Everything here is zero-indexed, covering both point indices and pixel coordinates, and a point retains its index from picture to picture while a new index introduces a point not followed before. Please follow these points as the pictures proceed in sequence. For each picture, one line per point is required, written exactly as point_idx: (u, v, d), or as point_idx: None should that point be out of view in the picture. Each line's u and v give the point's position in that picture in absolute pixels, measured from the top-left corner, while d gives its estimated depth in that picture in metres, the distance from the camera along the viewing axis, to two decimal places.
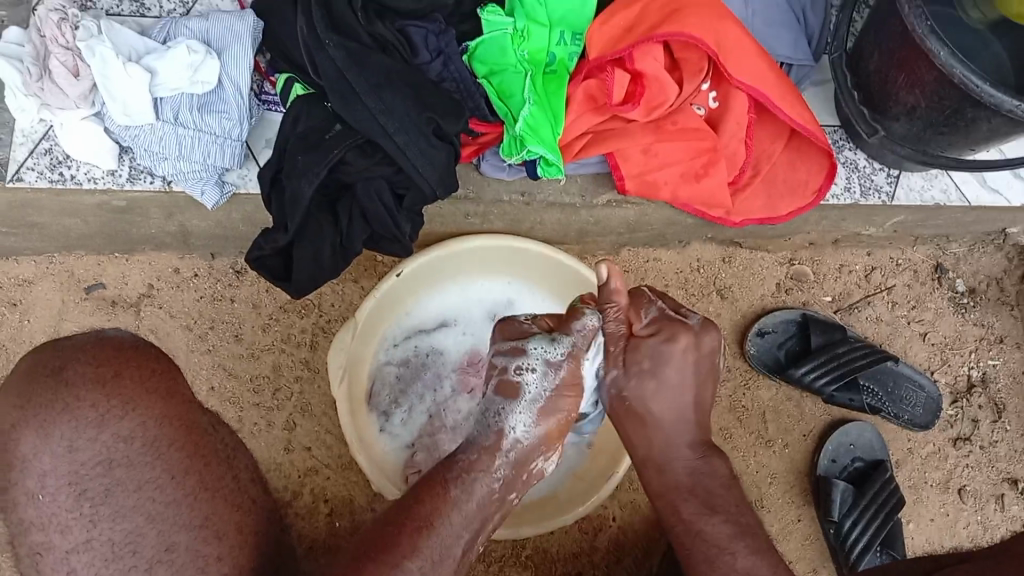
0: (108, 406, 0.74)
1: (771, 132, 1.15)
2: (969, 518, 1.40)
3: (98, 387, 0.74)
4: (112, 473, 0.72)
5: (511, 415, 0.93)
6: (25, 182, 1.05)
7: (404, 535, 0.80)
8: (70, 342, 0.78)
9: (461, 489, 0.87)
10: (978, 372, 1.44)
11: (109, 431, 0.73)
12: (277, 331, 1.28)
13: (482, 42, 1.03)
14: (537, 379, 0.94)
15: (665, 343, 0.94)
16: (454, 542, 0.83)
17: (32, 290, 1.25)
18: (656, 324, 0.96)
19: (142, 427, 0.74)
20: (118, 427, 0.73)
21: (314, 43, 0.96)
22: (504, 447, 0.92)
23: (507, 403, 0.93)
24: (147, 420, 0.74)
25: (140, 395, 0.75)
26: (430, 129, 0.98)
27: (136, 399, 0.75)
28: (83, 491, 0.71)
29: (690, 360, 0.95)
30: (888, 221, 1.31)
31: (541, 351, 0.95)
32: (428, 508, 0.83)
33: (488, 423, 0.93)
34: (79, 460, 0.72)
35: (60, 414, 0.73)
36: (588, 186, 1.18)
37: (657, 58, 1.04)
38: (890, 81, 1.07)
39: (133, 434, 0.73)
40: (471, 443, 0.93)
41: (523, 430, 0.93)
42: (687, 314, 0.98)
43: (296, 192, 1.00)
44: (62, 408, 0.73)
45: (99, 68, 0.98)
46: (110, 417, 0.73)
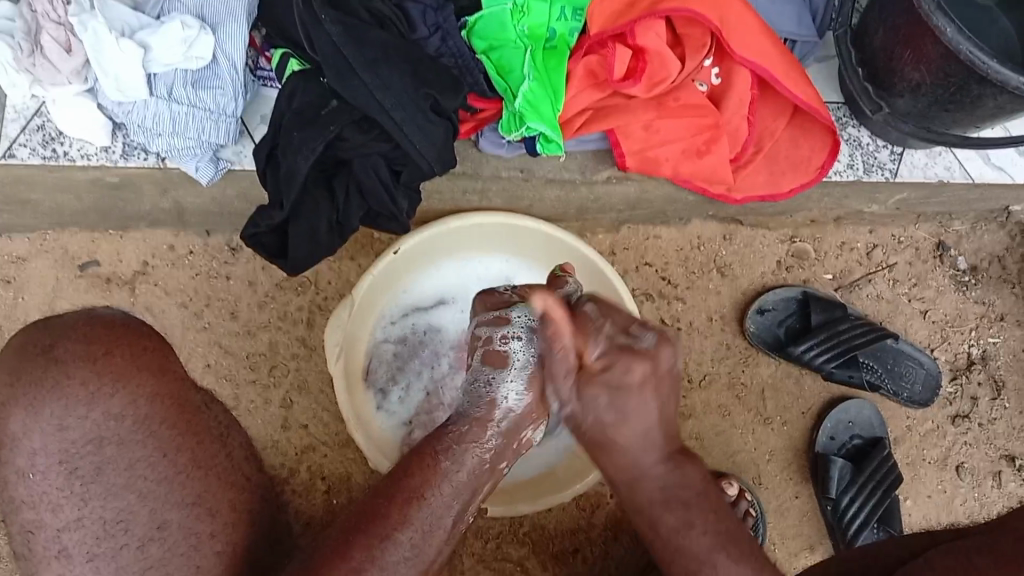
0: (100, 384, 0.73)
1: (773, 110, 1.14)
2: (966, 495, 1.41)
3: (89, 364, 0.73)
4: (104, 450, 0.72)
5: (500, 385, 0.93)
6: (17, 158, 1.04)
7: (395, 508, 0.80)
8: (55, 321, 0.76)
9: (454, 459, 0.87)
10: (978, 350, 1.44)
11: (100, 409, 0.72)
12: (274, 309, 1.27)
13: (480, 17, 1.01)
14: (523, 346, 0.96)
15: (618, 380, 0.89)
16: (445, 513, 0.83)
17: (26, 267, 1.23)
18: (606, 355, 0.90)
19: (132, 405, 0.74)
20: (109, 404, 0.73)
21: (308, 18, 0.94)
22: (497, 417, 0.92)
23: (494, 373, 0.94)
24: (139, 399, 0.74)
25: (130, 375, 0.74)
26: (428, 105, 0.97)
27: (124, 378, 0.74)
28: (74, 469, 0.72)
29: (647, 390, 0.89)
30: (890, 198, 1.30)
31: (524, 316, 0.98)
32: (420, 480, 0.83)
33: (479, 394, 0.93)
34: (70, 438, 0.72)
35: (49, 393, 0.72)
36: (588, 163, 1.16)
37: (658, 33, 1.02)
38: (895, 57, 1.06)
39: (124, 412, 0.73)
40: (462, 415, 0.92)
41: (514, 398, 0.93)
42: (638, 333, 0.92)
43: (292, 168, 0.99)
44: (52, 386, 0.72)
45: (92, 42, 0.96)
46: (100, 395, 0.73)
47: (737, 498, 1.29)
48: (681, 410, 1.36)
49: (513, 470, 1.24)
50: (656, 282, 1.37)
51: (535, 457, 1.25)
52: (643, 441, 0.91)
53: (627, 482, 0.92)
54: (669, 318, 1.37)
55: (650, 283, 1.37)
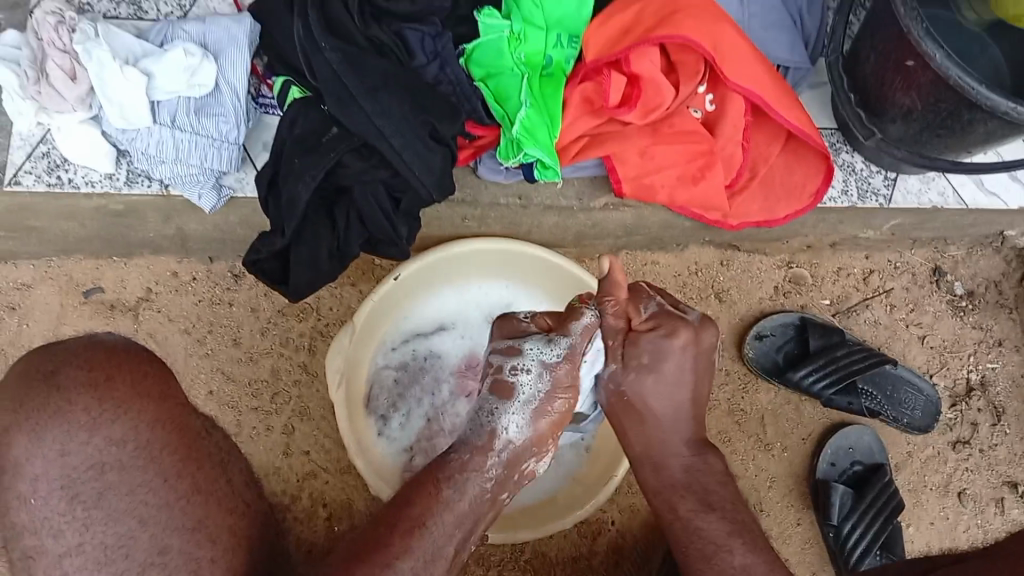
0: (101, 410, 0.73)
1: (767, 135, 1.15)
2: (968, 522, 1.40)
3: (90, 390, 0.73)
4: (105, 477, 0.71)
5: (503, 416, 0.94)
6: (22, 186, 1.05)
7: (396, 535, 0.80)
8: (62, 347, 0.76)
9: (455, 488, 0.88)
10: (977, 375, 1.44)
11: (101, 434, 0.72)
12: (275, 335, 1.28)
13: (478, 46, 1.04)
14: (532, 380, 0.96)
15: (660, 341, 0.95)
16: (445, 541, 0.84)
17: (31, 294, 1.25)
18: (655, 318, 0.97)
19: (134, 430, 0.73)
20: (110, 429, 0.72)
21: (310, 46, 0.96)
22: (497, 447, 0.92)
23: (499, 403, 0.94)
24: (139, 424, 0.73)
25: (134, 403, 0.74)
26: (426, 132, 0.99)
27: (126, 404, 0.73)
28: (76, 494, 0.71)
29: (689, 356, 0.96)
30: (885, 223, 1.31)
31: (537, 352, 0.97)
32: (420, 509, 0.84)
33: (481, 422, 0.94)
34: (71, 463, 0.71)
35: (51, 419, 0.71)
36: (585, 190, 1.18)
37: (652, 61, 1.04)
38: (886, 84, 1.08)
39: (125, 438, 0.73)
40: (464, 443, 0.93)
41: (516, 430, 0.94)
42: (685, 309, 0.99)
43: (293, 194, 1.00)
44: (53, 412, 0.72)
45: (96, 71, 0.99)
46: (102, 421, 0.72)
47: None
48: None
49: (516, 499, 1.23)
50: None
51: (539, 484, 1.25)
52: None
53: None
54: None
55: None
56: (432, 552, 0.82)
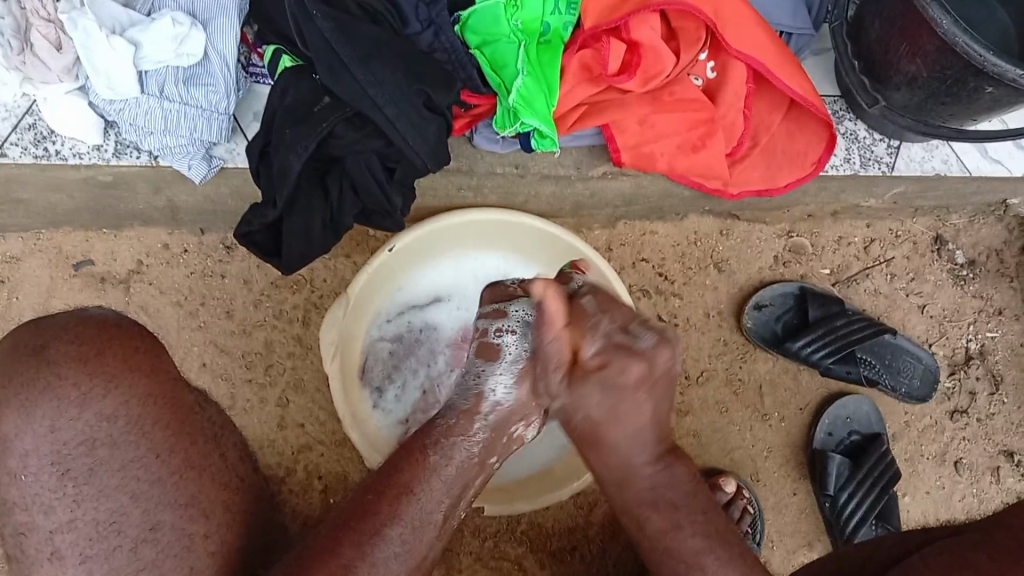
0: (92, 385, 0.70)
1: (770, 102, 1.13)
2: (965, 491, 1.40)
3: (81, 364, 0.70)
4: (96, 452, 0.69)
5: (488, 378, 0.90)
6: (8, 157, 1.03)
7: (387, 501, 0.79)
8: (51, 322, 0.73)
9: (443, 453, 0.85)
10: (976, 344, 1.43)
11: (92, 410, 0.70)
12: (269, 307, 1.26)
13: (474, 12, 1.00)
14: (517, 340, 0.91)
15: (614, 379, 0.86)
16: (434, 507, 0.82)
17: (20, 266, 1.23)
18: (602, 352, 0.86)
19: (126, 405, 0.71)
20: (101, 405, 0.70)
21: (300, 13, 0.93)
22: (484, 410, 0.89)
23: (484, 365, 0.91)
24: (131, 398, 0.71)
25: (124, 377, 0.71)
26: (420, 101, 0.96)
27: (118, 378, 0.71)
28: (66, 470, 0.69)
29: (643, 391, 0.87)
30: (887, 192, 1.29)
31: (522, 313, 0.92)
32: (410, 475, 0.82)
33: (468, 385, 0.90)
34: (62, 439, 0.69)
35: (42, 394, 0.69)
36: (584, 158, 1.16)
37: (652, 27, 1.02)
38: (891, 50, 1.05)
39: (116, 413, 0.70)
40: (450, 407, 0.90)
41: (502, 392, 0.90)
42: (637, 333, 0.87)
43: (284, 166, 0.98)
44: (43, 387, 0.69)
45: (82, 41, 0.96)
46: (92, 396, 0.70)
47: (732, 496, 1.30)
48: (679, 407, 1.36)
49: (507, 469, 1.23)
50: (653, 278, 1.36)
51: (532, 457, 1.24)
52: (636, 442, 0.89)
53: (619, 483, 0.92)
54: (667, 314, 1.36)
55: (646, 280, 1.36)
56: (420, 519, 0.80)
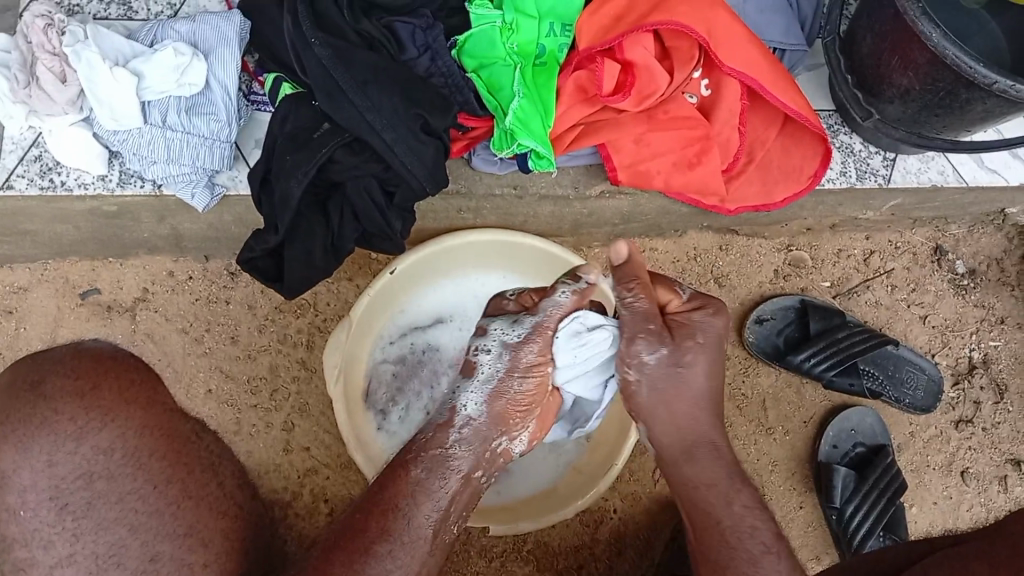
0: (88, 419, 0.71)
1: (764, 118, 1.15)
2: (972, 501, 1.40)
3: (77, 399, 0.71)
4: (93, 486, 0.70)
5: (464, 394, 0.92)
6: (15, 190, 1.05)
7: (374, 520, 0.82)
8: (48, 357, 0.75)
9: (425, 467, 0.87)
10: (980, 353, 1.43)
11: (89, 443, 0.71)
12: (274, 332, 1.27)
13: (470, 36, 1.03)
14: (491, 359, 0.93)
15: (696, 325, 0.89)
16: (422, 523, 0.84)
17: (27, 297, 1.24)
18: (694, 300, 0.91)
19: (122, 438, 0.72)
20: (98, 437, 0.71)
21: (300, 41, 0.95)
22: (456, 423, 0.90)
23: (461, 382, 0.93)
24: (127, 432, 0.72)
25: (120, 411, 0.72)
26: (418, 126, 0.98)
27: (114, 412, 0.72)
28: (65, 504, 0.70)
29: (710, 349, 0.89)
30: (884, 204, 1.30)
31: (499, 333, 0.93)
32: (393, 492, 0.85)
33: (444, 401, 0.92)
34: (59, 473, 0.70)
35: (38, 429, 0.70)
36: (581, 178, 1.17)
37: (645, 47, 1.04)
38: (883, 64, 1.07)
39: (113, 446, 0.71)
40: (428, 422, 0.92)
41: (474, 407, 0.91)
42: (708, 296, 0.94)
43: (285, 192, 0.99)
44: (40, 423, 0.70)
45: (86, 73, 0.98)
46: (89, 428, 0.71)
47: None
48: None
49: (512, 489, 1.23)
50: None
51: (536, 476, 1.24)
52: None
53: None
54: None
55: None
56: (409, 534, 0.83)
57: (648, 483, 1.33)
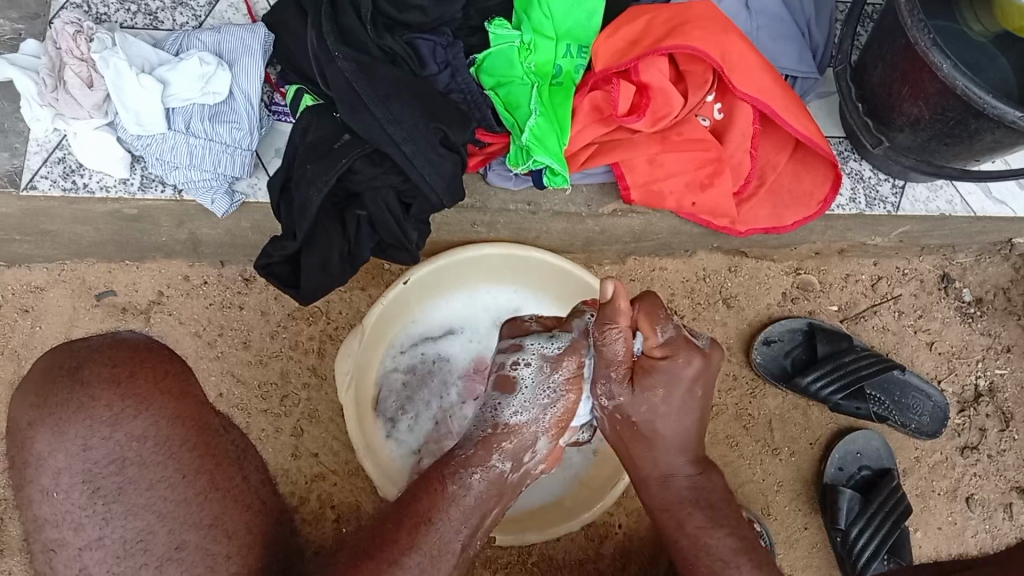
0: (122, 406, 0.71)
1: (776, 144, 1.17)
2: (976, 527, 1.40)
3: (112, 386, 0.71)
4: (124, 472, 0.70)
5: (506, 408, 0.94)
6: (38, 191, 1.06)
7: (405, 532, 0.82)
8: (85, 343, 0.74)
9: (459, 483, 0.89)
10: (985, 382, 1.44)
11: (123, 430, 0.70)
12: (286, 339, 1.29)
13: (488, 53, 1.06)
14: (532, 372, 0.95)
15: (675, 377, 0.90)
16: (452, 536, 0.85)
17: (44, 297, 1.26)
18: (671, 347, 0.90)
19: (154, 426, 0.71)
20: (132, 426, 0.70)
21: (323, 55, 0.98)
22: (499, 440, 0.92)
23: (501, 398, 0.94)
24: (160, 420, 0.71)
25: (156, 398, 0.72)
26: (437, 139, 0.99)
27: (150, 399, 0.72)
28: (97, 489, 0.69)
29: (699, 387, 0.92)
30: (893, 230, 1.32)
31: (536, 347, 0.96)
32: (428, 504, 0.86)
33: (484, 416, 0.94)
34: (93, 458, 0.69)
35: (75, 414, 0.70)
36: (594, 196, 1.19)
37: (660, 70, 1.06)
38: (894, 93, 1.08)
39: (145, 434, 0.71)
40: (467, 439, 0.93)
41: (527, 418, 0.93)
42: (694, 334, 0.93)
43: (305, 200, 1.01)
44: (77, 407, 0.70)
45: (113, 79, 1.01)
46: (123, 416, 0.70)
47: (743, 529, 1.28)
48: None
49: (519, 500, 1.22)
50: None
51: (543, 486, 1.24)
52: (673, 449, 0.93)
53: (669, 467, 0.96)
54: None
55: None
56: (437, 547, 0.83)
57: None
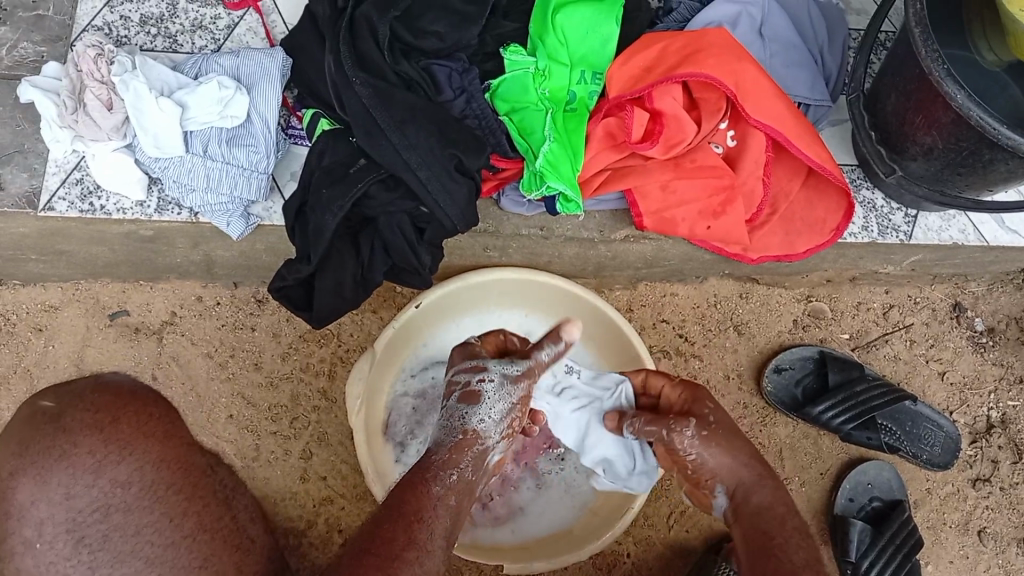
0: (107, 453, 0.37)
1: (789, 170, 1.17)
2: (989, 561, 1.38)
3: (95, 432, 0.36)
4: (110, 528, 0.36)
5: (473, 416, 0.90)
6: (55, 212, 1.07)
7: (401, 529, 0.74)
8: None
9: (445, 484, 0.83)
10: (998, 413, 1.43)
11: (111, 480, 0.36)
12: (296, 360, 1.29)
13: (503, 80, 1.07)
14: (497, 388, 0.93)
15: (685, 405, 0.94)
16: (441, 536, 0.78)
17: (57, 316, 1.27)
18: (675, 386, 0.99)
19: (136, 476, 0.37)
20: (117, 473, 0.37)
21: (340, 80, 0.98)
22: (474, 445, 0.88)
23: (469, 407, 0.90)
24: (148, 467, 0.38)
25: (140, 442, 0.38)
26: (453, 164, 1.00)
27: (136, 444, 0.37)
28: (80, 542, 0.36)
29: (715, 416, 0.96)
30: (905, 260, 1.31)
31: (499, 367, 0.95)
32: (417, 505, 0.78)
33: (454, 424, 0.90)
34: (79, 511, 0.36)
35: (56, 468, 0.35)
36: (607, 222, 1.19)
37: (674, 97, 1.07)
38: (907, 122, 1.09)
39: (133, 481, 0.37)
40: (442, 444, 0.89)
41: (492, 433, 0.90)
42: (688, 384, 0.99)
43: (320, 224, 1.01)
44: (63, 456, 0.36)
45: (132, 101, 1.01)
46: (111, 463, 0.37)
47: None
48: None
49: (528, 527, 1.23)
50: (674, 339, 1.39)
51: (552, 514, 1.23)
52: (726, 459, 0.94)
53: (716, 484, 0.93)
54: (687, 375, 1.38)
55: (667, 340, 1.39)
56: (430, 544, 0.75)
57: (662, 529, 1.33)
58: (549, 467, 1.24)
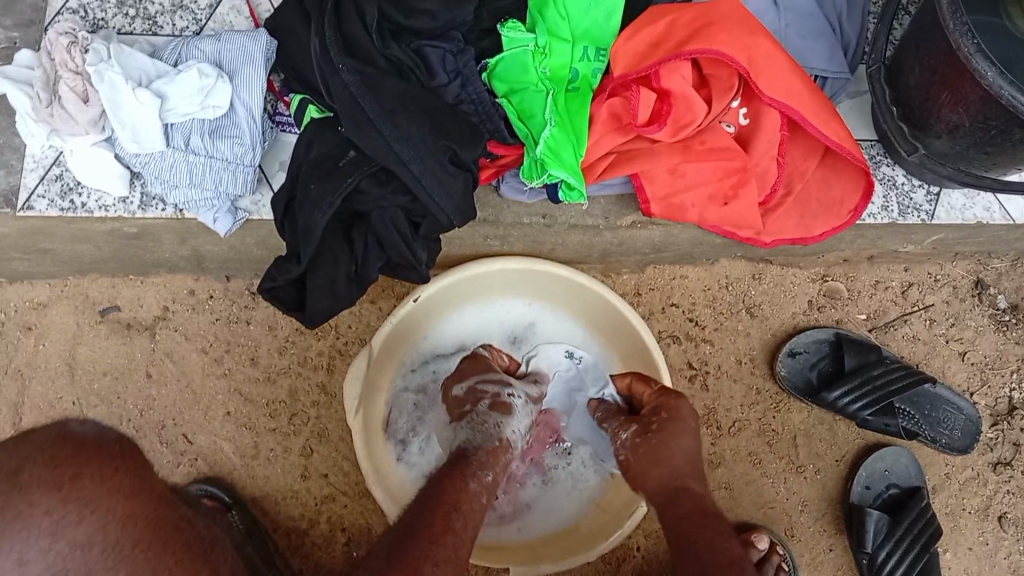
0: (65, 512, 0.55)
1: (804, 149, 1.11)
2: (1011, 548, 1.34)
3: (55, 489, 0.55)
4: None
5: (507, 426, 0.98)
6: (35, 211, 1.03)
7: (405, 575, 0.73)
8: (27, 438, 0.57)
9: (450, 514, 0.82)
10: (1021, 394, 1.38)
11: (66, 537, 0.54)
12: (293, 354, 1.25)
13: (501, 59, 1.01)
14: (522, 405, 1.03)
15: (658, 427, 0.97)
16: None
17: (47, 313, 1.23)
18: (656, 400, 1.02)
19: (102, 530, 0.56)
20: (75, 532, 0.55)
21: (327, 67, 0.93)
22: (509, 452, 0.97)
23: (503, 415, 0.99)
24: (110, 523, 0.57)
25: (102, 500, 0.57)
26: (447, 157, 0.94)
27: (96, 502, 0.56)
28: None
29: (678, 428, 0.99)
30: (926, 239, 1.25)
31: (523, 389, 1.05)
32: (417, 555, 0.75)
33: (490, 431, 0.97)
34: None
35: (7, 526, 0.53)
36: (612, 208, 1.14)
37: (683, 76, 1.01)
38: (932, 98, 1.02)
39: (92, 539, 0.55)
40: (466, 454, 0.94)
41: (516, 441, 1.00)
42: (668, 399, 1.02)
43: (309, 222, 0.96)
44: (11, 517, 0.53)
45: (108, 94, 0.96)
46: (67, 522, 0.55)
47: (766, 554, 1.25)
48: (709, 459, 1.32)
49: (534, 525, 1.19)
50: (683, 324, 1.34)
51: (558, 511, 1.19)
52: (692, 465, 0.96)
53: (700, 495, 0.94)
54: (696, 362, 1.34)
55: (676, 325, 1.34)
56: None
57: None
58: (556, 462, 1.20)
